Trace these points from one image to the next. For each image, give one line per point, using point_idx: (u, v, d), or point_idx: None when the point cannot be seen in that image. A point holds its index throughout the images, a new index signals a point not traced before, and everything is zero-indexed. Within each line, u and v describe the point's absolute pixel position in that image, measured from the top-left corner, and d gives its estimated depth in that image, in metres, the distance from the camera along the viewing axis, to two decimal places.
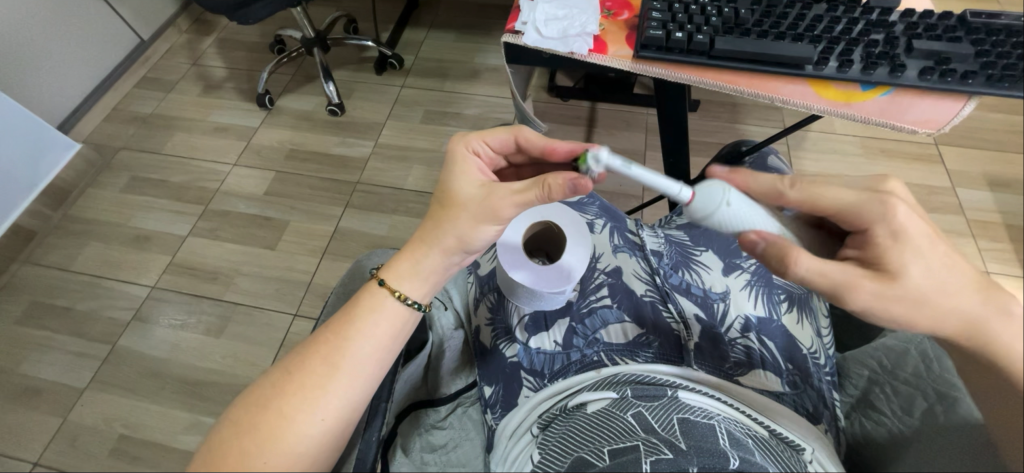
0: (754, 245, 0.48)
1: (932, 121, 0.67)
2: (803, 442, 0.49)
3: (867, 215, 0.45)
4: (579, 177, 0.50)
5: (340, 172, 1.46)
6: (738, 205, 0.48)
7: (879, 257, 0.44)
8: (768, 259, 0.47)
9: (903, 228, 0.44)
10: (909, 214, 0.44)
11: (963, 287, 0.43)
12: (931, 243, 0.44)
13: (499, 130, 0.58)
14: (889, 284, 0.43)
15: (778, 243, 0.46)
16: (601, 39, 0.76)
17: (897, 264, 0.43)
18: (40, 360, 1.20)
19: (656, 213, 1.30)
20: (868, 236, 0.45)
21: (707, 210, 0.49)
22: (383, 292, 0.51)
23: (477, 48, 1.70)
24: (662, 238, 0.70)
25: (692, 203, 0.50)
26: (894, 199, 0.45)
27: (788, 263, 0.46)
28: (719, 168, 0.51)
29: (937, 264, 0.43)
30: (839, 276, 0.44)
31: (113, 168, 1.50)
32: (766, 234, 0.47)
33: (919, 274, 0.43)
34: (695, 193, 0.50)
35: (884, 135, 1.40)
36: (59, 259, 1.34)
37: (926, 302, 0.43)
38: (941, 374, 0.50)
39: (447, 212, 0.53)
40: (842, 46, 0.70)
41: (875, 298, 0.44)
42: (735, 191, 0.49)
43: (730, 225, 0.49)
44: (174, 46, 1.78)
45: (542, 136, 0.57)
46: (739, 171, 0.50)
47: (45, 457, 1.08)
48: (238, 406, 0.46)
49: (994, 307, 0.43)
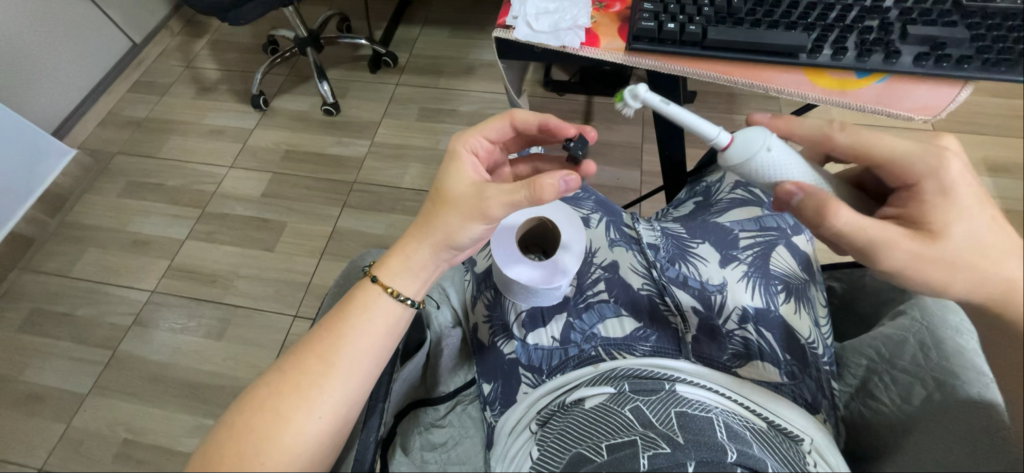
0: (791, 195, 0.49)
1: (929, 107, 0.66)
2: (802, 433, 0.50)
3: (917, 171, 0.47)
4: (570, 176, 0.51)
5: (337, 172, 1.45)
6: (778, 152, 0.50)
7: (924, 215, 0.46)
8: (805, 210, 0.48)
9: (952, 186, 0.46)
10: (960, 174, 0.46)
11: (1004, 251, 0.45)
12: (976, 204, 0.46)
13: (496, 120, 0.58)
14: (927, 243, 0.45)
15: (819, 195, 0.47)
16: (593, 32, 0.76)
17: (939, 223, 0.45)
18: (42, 367, 1.20)
19: (655, 206, 1.30)
20: (916, 192, 0.47)
21: (747, 154, 0.50)
22: (375, 289, 0.51)
23: (472, 44, 1.70)
24: (659, 230, 0.69)
25: (730, 148, 0.51)
26: (950, 156, 0.47)
27: (829, 216, 0.47)
28: (761, 114, 0.54)
29: (979, 227, 0.45)
30: (879, 234, 0.46)
31: (110, 173, 1.50)
32: (806, 187, 0.49)
33: (960, 235, 0.45)
34: (736, 137, 0.51)
35: (883, 122, 1.39)
36: (58, 266, 1.34)
37: (965, 265, 0.45)
38: (940, 361, 0.50)
39: (439, 209, 0.53)
40: (837, 33, 0.69)
41: (912, 256, 0.46)
42: (775, 137, 0.51)
43: (769, 171, 0.50)
44: (167, 48, 1.78)
45: (537, 114, 0.58)
46: (784, 119, 0.53)
47: (50, 463, 1.09)
48: (234, 408, 0.45)
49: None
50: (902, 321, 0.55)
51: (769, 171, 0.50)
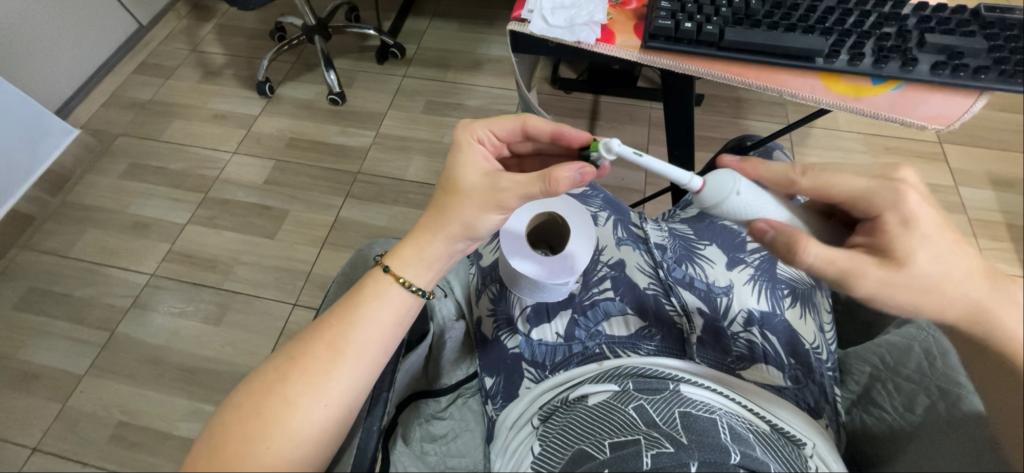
0: (762, 233, 0.48)
1: (943, 117, 0.66)
2: (804, 437, 0.49)
3: (877, 203, 0.46)
4: (585, 167, 0.51)
5: (341, 162, 1.45)
6: (747, 193, 0.50)
7: (887, 244, 0.45)
8: (776, 247, 0.48)
9: (912, 216, 0.44)
10: (919, 203, 0.45)
11: (971, 277, 0.43)
12: (939, 232, 0.44)
13: (506, 119, 0.57)
14: (893, 270, 0.44)
15: (787, 231, 0.47)
16: (608, 29, 0.75)
17: (904, 251, 0.44)
18: (39, 346, 1.19)
19: (658, 208, 1.30)
20: (877, 224, 0.46)
21: (717, 196, 0.51)
22: (388, 278, 0.51)
23: (480, 39, 1.69)
24: (666, 231, 0.69)
25: (702, 190, 0.51)
26: (906, 188, 0.46)
27: (797, 251, 0.46)
28: (730, 158, 0.53)
29: (945, 253, 0.43)
30: (845, 263, 0.45)
31: (112, 155, 1.49)
32: (775, 222, 0.48)
33: (926, 261, 0.43)
34: (705, 182, 0.52)
35: (888, 132, 1.39)
36: (57, 245, 1.33)
37: (931, 292, 0.44)
38: (944, 370, 0.49)
39: (452, 200, 0.53)
40: (854, 39, 0.69)
41: (880, 284, 0.44)
42: (745, 179, 0.50)
43: (741, 213, 0.50)
44: (174, 31, 1.76)
45: (550, 121, 0.58)
46: (751, 161, 0.52)
47: (45, 442, 1.09)
48: (241, 392, 0.45)
49: (1002, 295, 0.43)
50: (908, 329, 0.54)
51: (741, 213, 0.50)
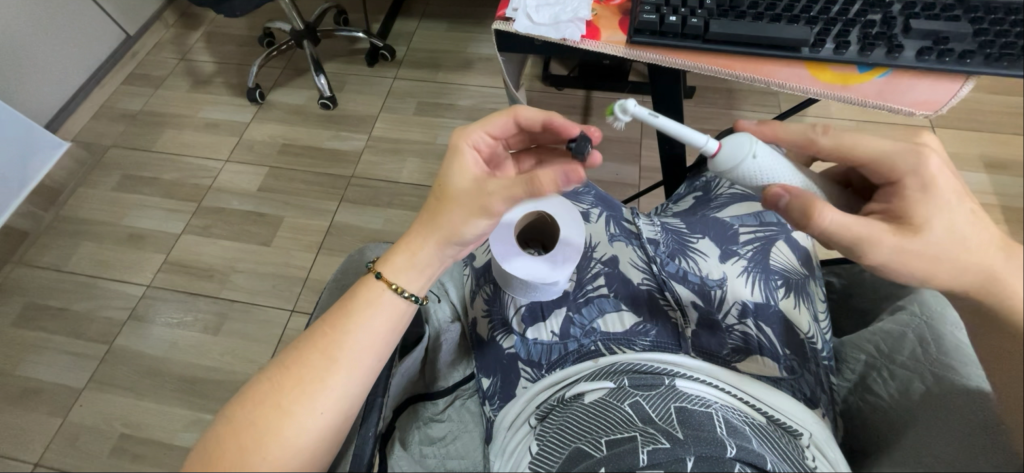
0: (778, 199, 0.48)
1: (931, 102, 0.66)
2: (800, 427, 0.50)
3: (900, 168, 0.46)
4: (569, 168, 0.50)
5: (334, 167, 1.44)
6: (763, 157, 0.50)
7: (906, 210, 0.45)
8: (791, 213, 0.48)
9: (932, 181, 0.45)
10: (941, 168, 0.46)
11: (987, 245, 0.44)
12: (958, 199, 0.45)
13: (500, 114, 0.58)
14: (909, 237, 0.44)
15: (805, 196, 0.47)
16: (594, 24, 0.75)
17: (922, 217, 0.44)
18: (37, 362, 1.19)
19: (653, 201, 1.30)
20: (898, 189, 0.46)
21: (734, 160, 0.51)
22: (379, 285, 0.51)
23: (470, 38, 1.69)
24: (658, 225, 0.69)
25: (718, 154, 0.51)
26: (930, 152, 0.46)
27: (812, 216, 0.46)
28: (748, 121, 0.53)
29: (962, 220, 0.44)
30: (863, 230, 0.45)
31: (104, 167, 1.48)
32: (790, 188, 0.48)
33: (943, 228, 0.44)
34: (723, 144, 0.51)
35: (882, 118, 1.39)
36: (52, 260, 1.32)
37: (947, 258, 0.44)
38: (938, 356, 0.50)
39: (442, 206, 0.53)
40: (839, 27, 0.69)
41: (896, 251, 0.45)
42: (760, 143, 0.51)
43: (753, 176, 0.51)
44: (162, 40, 1.76)
45: (540, 111, 0.58)
46: (769, 124, 0.52)
47: (47, 457, 1.08)
48: (235, 402, 0.45)
49: (1016, 265, 0.43)
50: (902, 316, 0.55)
51: (756, 177, 0.51)
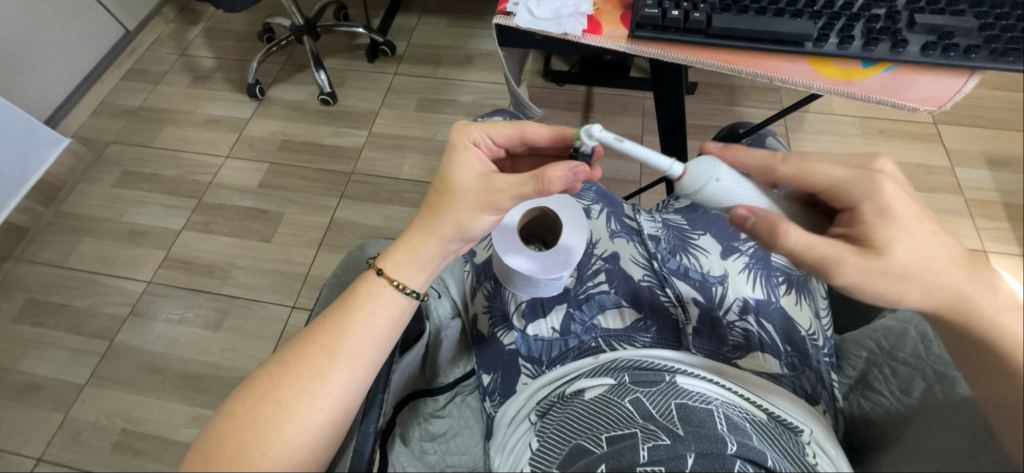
0: (743, 220, 0.48)
1: (935, 98, 0.65)
2: (801, 424, 0.49)
3: (856, 193, 0.45)
4: (578, 166, 0.50)
5: (334, 163, 1.44)
6: (727, 180, 0.49)
7: (866, 233, 0.44)
8: (759, 236, 0.47)
9: (890, 205, 0.44)
10: (898, 193, 0.45)
11: (948, 266, 0.43)
12: (917, 221, 0.44)
13: (504, 124, 0.56)
14: (871, 259, 0.44)
15: (769, 217, 0.46)
16: (595, 19, 0.75)
17: (882, 240, 0.44)
18: (39, 357, 1.19)
19: (654, 198, 1.29)
20: (856, 214, 0.46)
21: (697, 183, 0.50)
22: (380, 281, 0.51)
23: (470, 34, 1.68)
24: (660, 222, 0.69)
25: (683, 177, 0.50)
26: (885, 178, 0.45)
27: (778, 236, 0.46)
28: (713, 144, 0.51)
29: (922, 241, 0.43)
30: (826, 251, 0.45)
31: (104, 163, 1.48)
32: (756, 208, 0.47)
33: (903, 250, 0.43)
34: (686, 168, 0.50)
35: (884, 114, 1.39)
36: (53, 256, 1.32)
37: (909, 279, 0.43)
38: (939, 354, 0.49)
39: (445, 202, 0.52)
40: (843, 22, 0.69)
41: (860, 272, 0.44)
42: (725, 166, 0.50)
43: (719, 200, 0.50)
44: (161, 36, 1.75)
45: (547, 127, 0.56)
46: (732, 147, 0.51)
47: (48, 452, 1.08)
48: (236, 398, 0.45)
49: (981, 284, 0.43)
50: (903, 314, 0.55)
51: (722, 199, 0.50)
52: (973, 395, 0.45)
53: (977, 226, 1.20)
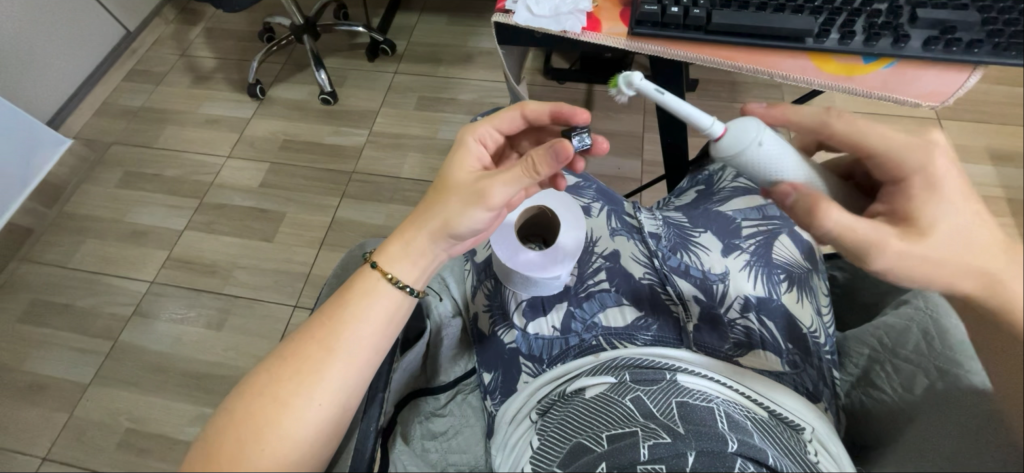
0: (785, 196, 0.48)
1: (936, 93, 0.65)
2: (802, 421, 0.49)
3: (905, 165, 0.46)
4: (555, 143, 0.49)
5: (335, 162, 1.44)
6: (769, 146, 0.49)
7: (911, 211, 0.45)
8: (797, 211, 0.48)
9: (937, 179, 0.45)
10: (947, 167, 0.45)
11: (990, 247, 0.43)
12: (964, 198, 0.44)
13: (507, 112, 0.59)
14: (915, 240, 0.44)
15: (809, 192, 0.47)
16: (594, 16, 0.74)
17: (927, 217, 0.44)
18: (43, 357, 1.20)
19: (655, 195, 1.29)
20: (904, 187, 0.46)
21: (737, 147, 0.50)
22: (375, 275, 0.51)
23: (470, 32, 1.67)
24: (661, 219, 0.68)
25: (723, 137, 0.50)
26: (937, 150, 0.46)
27: (818, 214, 0.46)
28: (759, 105, 0.53)
29: (968, 218, 0.44)
30: (867, 233, 0.45)
31: (107, 163, 1.48)
32: (798, 185, 0.48)
33: (947, 229, 0.44)
34: (728, 128, 0.50)
35: (887, 109, 1.38)
36: (56, 256, 1.33)
37: (952, 261, 0.43)
38: (942, 350, 0.49)
39: (439, 196, 0.54)
40: (844, 17, 0.68)
41: (901, 256, 0.44)
42: (768, 131, 0.50)
43: (759, 164, 0.50)
44: (162, 36, 1.75)
45: (547, 103, 0.58)
46: (779, 107, 0.52)
47: (53, 452, 1.09)
48: (235, 394, 0.45)
49: (1017, 267, 0.42)
50: (907, 309, 0.54)
51: (763, 166, 0.50)
52: (991, 388, 0.44)
53: None
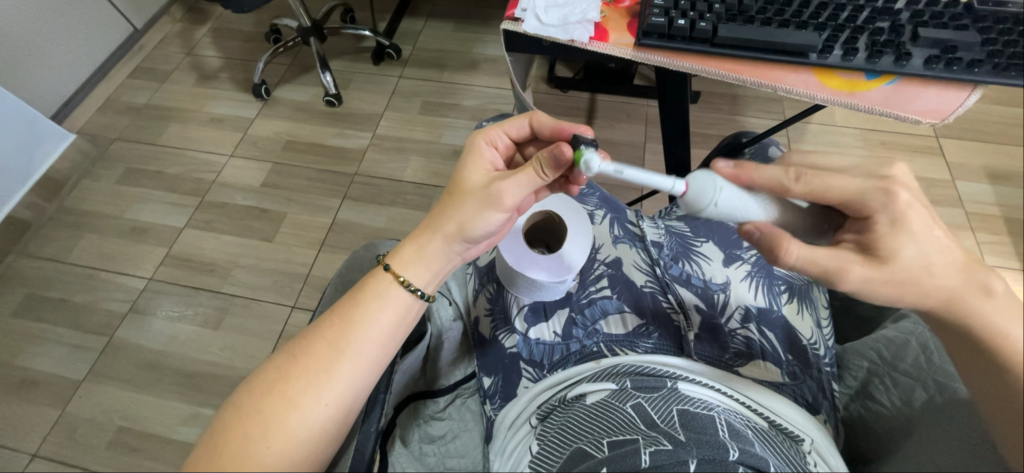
0: (750, 235, 0.48)
1: (937, 111, 0.66)
2: (803, 433, 0.49)
3: (869, 205, 0.44)
4: (560, 147, 0.50)
5: (338, 164, 1.45)
6: (726, 204, 0.47)
7: (874, 243, 0.44)
8: (762, 249, 0.47)
9: (902, 215, 0.44)
10: (910, 201, 0.44)
11: (949, 269, 0.44)
12: (926, 228, 0.44)
13: (516, 119, 0.60)
14: (878, 267, 0.44)
15: (773, 233, 0.46)
16: (602, 26, 0.75)
17: (890, 249, 0.44)
18: (38, 352, 1.19)
19: (655, 205, 1.30)
20: (868, 223, 0.45)
21: (698, 205, 0.48)
22: (387, 277, 0.51)
23: (476, 39, 1.69)
24: (663, 228, 0.70)
25: (685, 195, 0.49)
26: (897, 187, 0.45)
27: (779, 253, 0.46)
28: (724, 164, 0.49)
29: (930, 246, 0.44)
30: (828, 262, 0.45)
31: (109, 159, 1.49)
32: (762, 224, 0.47)
33: (909, 258, 0.44)
34: (689, 184, 0.49)
35: (886, 127, 1.39)
36: (55, 251, 1.33)
37: (913, 282, 0.44)
38: (940, 365, 0.50)
39: (454, 198, 0.54)
40: (848, 34, 0.69)
41: (865, 283, 0.44)
42: (726, 186, 0.48)
43: (722, 217, 0.48)
44: (169, 35, 1.76)
45: (553, 116, 0.59)
46: (745, 164, 0.48)
47: (44, 448, 1.08)
48: (242, 391, 0.45)
49: (974, 284, 0.44)
50: (906, 325, 0.55)
51: (725, 216, 0.49)
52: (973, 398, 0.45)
53: (976, 239, 1.21)
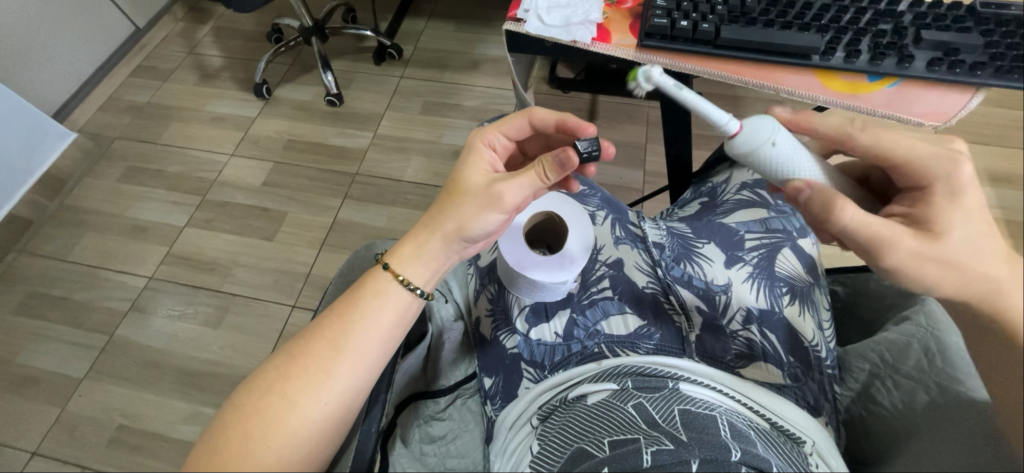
0: (800, 191, 0.51)
1: (940, 114, 0.66)
2: (803, 434, 0.49)
3: (929, 172, 0.47)
4: (565, 151, 0.50)
5: (339, 164, 1.45)
6: (782, 147, 0.50)
7: (928, 215, 0.46)
8: (813, 204, 0.50)
9: (962, 189, 0.46)
10: (973, 178, 0.46)
11: (1003, 259, 0.43)
12: (985, 208, 0.45)
13: (513, 118, 0.60)
14: (928, 240, 0.45)
15: (826, 191, 0.49)
16: (604, 27, 0.75)
17: (942, 223, 0.45)
18: (38, 350, 1.19)
19: (657, 206, 1.30)
20: (927, 194, 0.47)
21: (750, 145, 0.50)
22: (386, 276, 0.51)
23: (478, 39, 1.69)
24: (664, 229, 0.69)
25: (739, 134, 0.50)
26: (962, 159, 0.46)
27: (831, 211, 0.49)
28: (784, 111, 0.54)
29: (985, 231, 0.44)
30: (881, 230, 0.47)
31: (110, 158, 1.49)
32: (813, 183, 0.51)
33: (962, 237, 0.44)
34: (743, 125, 0.50)
35: None
36: (55, 249, 1.33)
37: (961, 266, 0.44)
38: (942, 368, 0.49)
39: (453, 199, 0.54)
40: (850, 36, 0.69)
41: (913, 255, 0.46)
42: (784, 132, 0.50)
43: (774, 163, 0.51)
44: (170, 34, 1.76)
45: (552, 111, 0.59)
46: (805, 113, 0.54)
47: (44, 446, 1.08)
48: (241, 391, 0.45)
49: (1022, 279, 0.43)
50: (908, 327, 0.54)
51: (775, 164, 0.51)
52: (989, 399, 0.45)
53: None
